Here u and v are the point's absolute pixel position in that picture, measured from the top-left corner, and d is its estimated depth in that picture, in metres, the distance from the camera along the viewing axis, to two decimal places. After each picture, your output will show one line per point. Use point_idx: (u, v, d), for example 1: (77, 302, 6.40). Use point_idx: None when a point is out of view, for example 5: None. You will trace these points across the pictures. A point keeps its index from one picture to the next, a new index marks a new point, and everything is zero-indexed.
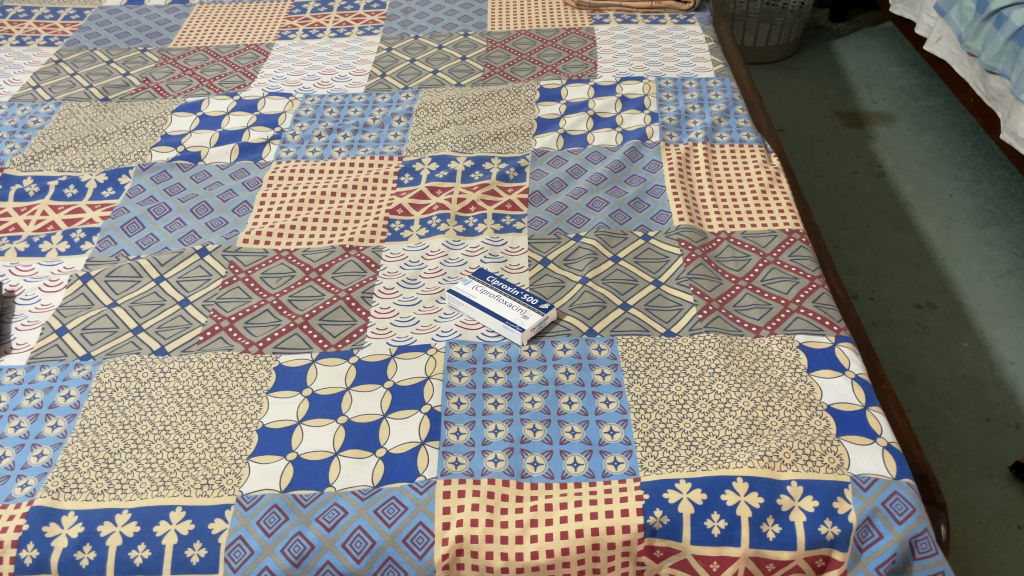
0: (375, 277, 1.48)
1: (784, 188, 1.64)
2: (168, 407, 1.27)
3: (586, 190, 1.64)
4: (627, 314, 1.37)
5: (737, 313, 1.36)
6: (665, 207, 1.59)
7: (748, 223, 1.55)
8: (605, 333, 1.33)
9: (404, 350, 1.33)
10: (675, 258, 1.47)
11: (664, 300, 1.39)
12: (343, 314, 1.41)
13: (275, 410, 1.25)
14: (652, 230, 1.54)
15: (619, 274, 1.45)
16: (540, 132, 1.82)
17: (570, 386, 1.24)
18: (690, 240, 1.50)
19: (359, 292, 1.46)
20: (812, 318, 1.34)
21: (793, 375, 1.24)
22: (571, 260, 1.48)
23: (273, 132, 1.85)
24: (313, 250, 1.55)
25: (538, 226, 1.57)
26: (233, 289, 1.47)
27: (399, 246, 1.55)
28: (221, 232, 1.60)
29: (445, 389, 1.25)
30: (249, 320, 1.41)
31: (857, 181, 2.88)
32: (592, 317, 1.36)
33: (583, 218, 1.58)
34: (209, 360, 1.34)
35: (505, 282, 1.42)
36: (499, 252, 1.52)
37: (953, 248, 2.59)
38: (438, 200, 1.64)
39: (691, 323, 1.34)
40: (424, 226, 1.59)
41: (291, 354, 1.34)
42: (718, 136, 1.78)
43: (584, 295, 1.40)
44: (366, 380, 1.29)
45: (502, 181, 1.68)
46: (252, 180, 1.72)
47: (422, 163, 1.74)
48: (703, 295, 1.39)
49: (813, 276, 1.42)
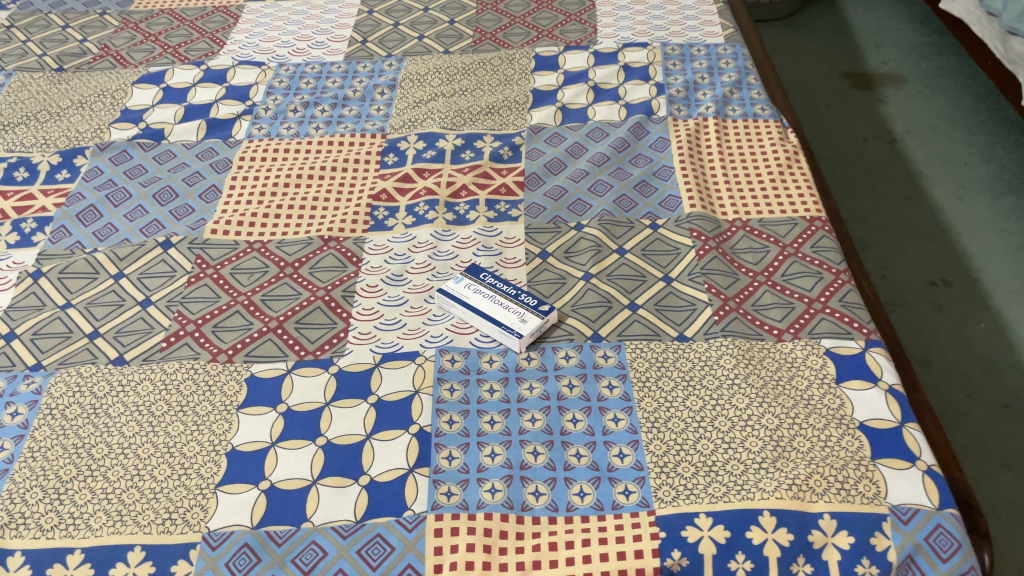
0: (358, 273, 1.35)
1: (803, 169, 1.50)
2: (126, 427, 1.14)
3: (587, 172, 1.50)
4: (635, 315, 1.24)
5: (756, 315, 1.23)
6: (674, 191, 1.45)
7: (765, 209, 1.42)
8: (612, 338, 1.20)
9: (390, 359, 1.20)
10: (686, 250, 1.34)
11: (676, 299, 1.26)
12: (322, 316, 1.28)
13: (246, 430, 1.12)
14: (660, 218, 1.41)
15: (626, 269, 1.31)
16: (537, 105, 1.67)
17: (574, 402, 1.12)
18: (702, 229, 1.37)
19: (339, 291, 1.32)
20: (838, 320, 1.22)
21: (820, 387, 1.12)
22: (572, 253, 1.35)
23: (244, 107, 1.69)
24: (288, 242, 1.41)
25: (536, 214, 1.43)
26: (200, 287, 1.34)
27: (383, 237, 1.41)
28: (188, 222, 1.45)
29: (435, 405, 1.12)
30: (217, 323, 1.28)
31: (867, 149, 2.74)
32: (596, 320, 1.23)
33: (584, 205, 1.44)
34: (173, 371, 1.20)
35: (500, 280, 1.29)
36: (493, 244, 1.38)
37: (968, 221, 2.46)
38: (426, 184, 1.50)
39: (706, 326, 1.21)
40: (410, 213, 1.45)
41: (263, 363, 1.21)
42: (730, 110, 1.64)
43: (587, 294, 1.27)
44: (347, 394, 1.16)
45: (495, 162, 1.54)
46: (221, 162, 1.57)
47: (407, 142, 1.59)
48: (719, 293, 1.26)
49: (839, 270, 1.30)
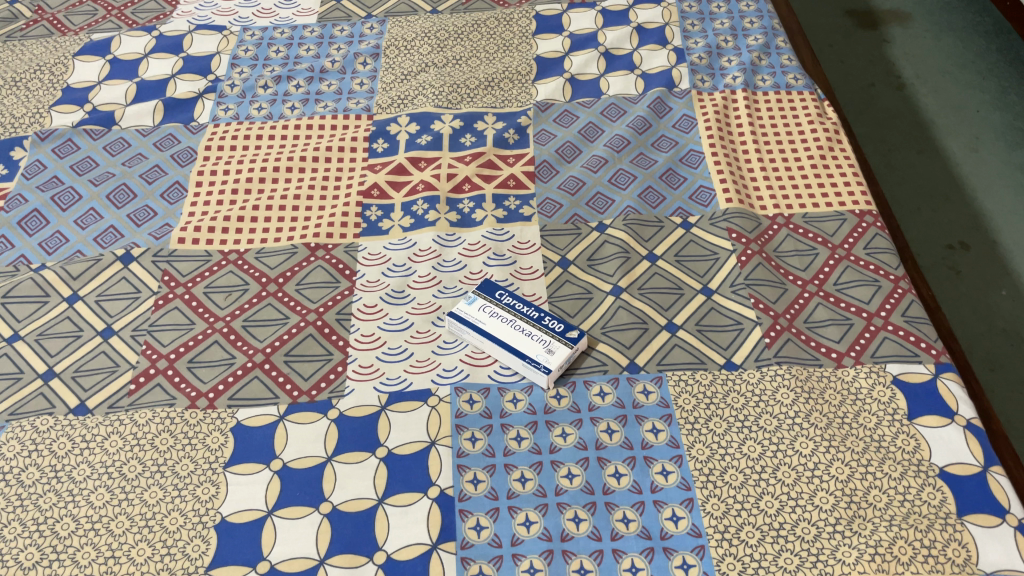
0: (352, 290, 1.18)
1: (846, 150, 1.34)
2: (94, 495, 0.97)
3: (606, 159, 1.32)
4: (675, 338, 1.09)
5: (811, 335, 1.10)
6: (706, 181, 1.29)
7: (808, 202, 1.26)
8: (651, 368, 1.06)
9: (398, 399, 1.05)
10: (726, 255, 1.19)
11: (720, 317, 1.11)
12: (315, 347, 1.11)
13: (238, 494, 0.97)
14: (692, 215, 1.25)
15: (660, 280, 1.16)
16: (541, 76, 1.48)
17: (615, 451, 0.98)
18: (741, 229, 1.21)
19: (333, 313, 1.15)
20: (902, 340, 1.08)
21: (891, 425, 1.00)
22: (597, 261, 1.19)
23: (206, 82, 1.48)
24: (269, 252, 1.23)
25: (551, 212, 1.26)
26: (169, 312, 1.15)
27: (379, 244, 1.24)
28: (149, 228, 1.26)
29: (456, 461, 0.97)
30: (193, 357, 1.10)
31: (875, 96, 2.50)
32: (631, 345, 1.08)
33: (605, 200, 1.27)
34: (146, 422, 1.03)
35: (519, 298, 1.12)
36: (505, 251, 1.22)
37: (983, 175, 2.25)
38: (423, 176, 1.32)
39: (756, 350, 1.07)
40: (408, 213, 1.27)
41: (250, 408, 1.05)
42: (759, 79, 1.46)
43: (618, 314, 1.12)
44: (353, 446, 1.00)
45: (500, 148, 1.36)
46: (183, 152, 1.37)
47: (398, 125, 1.40)
48: (767, 309, 1.12)
49: (897, 277, 1.16)
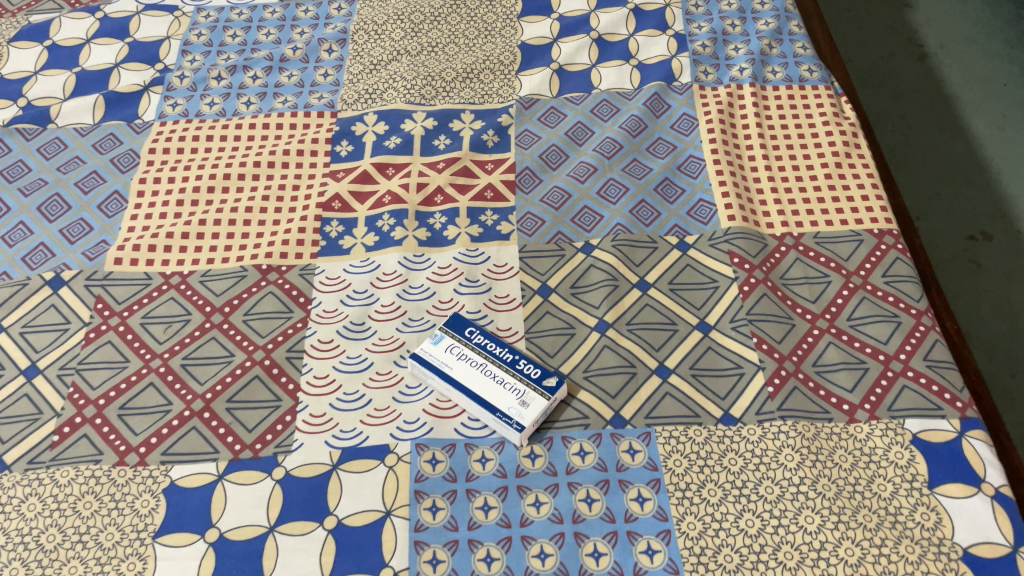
0: (306, 322, 1.05)
1: (864, 157, 1.19)
2: (6, 570, 0.86)
3: (595, 167, 1.18)
4: (667, 386, 0.97)
5: (820, 382, 0.97)
6: (707, 193, 1.15)
7: (821, 219, 1.12)
8: (638, 423, 0.93)
9: (351, 456, 0.93)
10: (726, 284, 1.05)
11: (718, 360, 0.99)
12: (262, 391, 0.99)
13: (167, 572, 0.86)
14: (690, 234, 1.11)
15: (651, 314, 1.03)
16: (526, 66, 1.33)
17: (594, 526, 0.86)
18: (744, 253, 1.07)
19: (283, 350, 1.02)
20: (924, 390, 0.95)
21: (909, 495, 0.87)
22: (581, 289, 1.06)
23: (153, 73, 1.33)
24: (215, 275, 1.10)
25: (532, 229, 1.12)
26: (101, 347, 1.03)
27: (338, 266, 1.11)
28: (83, 246, 1.13)
29: (414, 535, 0.86)
30: (125, 403, 0.98)
31: (896, 67, 2.16)
32: (616, 395, 0.96)
33: (593, 215, 1.13)
34: (67, 481, 0.92)
35: (492, 337, 0.99)
36: (479, 275, 1.08)
37: (1012, 156, 1.95)
38: (390, 186, 1.18)
39: (757, 402, 0.95)
40: (372, 229, 1.14)
41: (186, 467, 0.93)
42: (769, 71, 1.31)
43: (603, 355, 0.99)
44: (298, 514, 0.89)
45: (477, 152, 1.22)
46: (124, 155, 1.23)
47: (364, 124, 1.26)
48: (772, 350, 0.99)
49: (919, 312, 1.02)
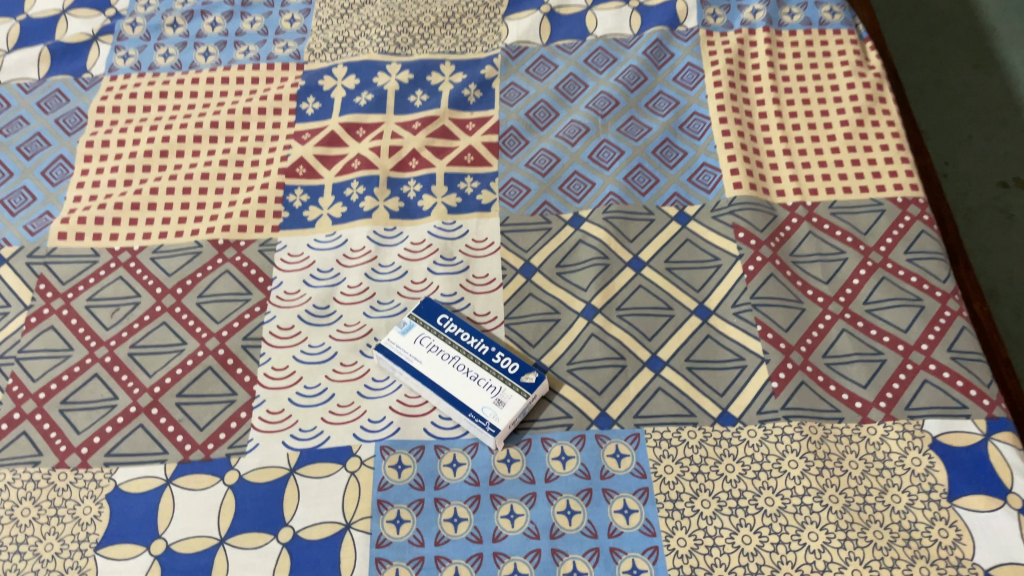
0: (265, 305, 0.96)
1: (889, 113, 1.06)
2: None
3: (587, 127, 1.07)
4: (659, 380, 0.87)
5: (831, 376, 0.87)
6: (711, 156, 1.03)
7: (838, 186, 1.01)
8: (626, 423, 0.84)
9: (311, 459, 0.85)
10: (729, 263, 0.95)
11: (717, 351, 0.89)
12: (215, 383, 0.90)
13: None
14: (691, 204, 1.00)
15: (644, 297, 0.93)
16: (514, 9, 1.19)
17: (573, 542, 0.78)
18: (750, 227, 0.96)
19: (239, 337, 0.93)
20: (947, 385, 0.85)
21: (926, 508, 0.78)
22: (568, 268, 0.96)
23: (104, 20, 1.21)
24: (168, 251, 1.01)
25: (516, 198, 1.02)
26: (43, 334, 0.95)
27: (302, 240, 1.01)
28: (26, 219, 1.04)
29: (375, 551, 0.78)
30: (67, 397, 0.90)
31: None
32: (603, 391, 0.86)
33: (583, 182, 1.02)
34: (4, 486, 0.85)
35: (466, 324, 0.90)
36: (455, 252, 0.98)
37: None
38: (360, 149, 1.07)
39: (759, 399, 0.85)
40: (339, 198, 1.04)
41: (131, 470, 0.85)
42: (785, 14, 1.17)
43: (589, 345, 0.89)
44: (251, 525, 0.81)
45: (457, 109, 1.10)
46: (71, 114, 1.12)
47: (334, 78, 1.14)
48: (778, 340, 0.89)
49: (945, 294, 0.91)
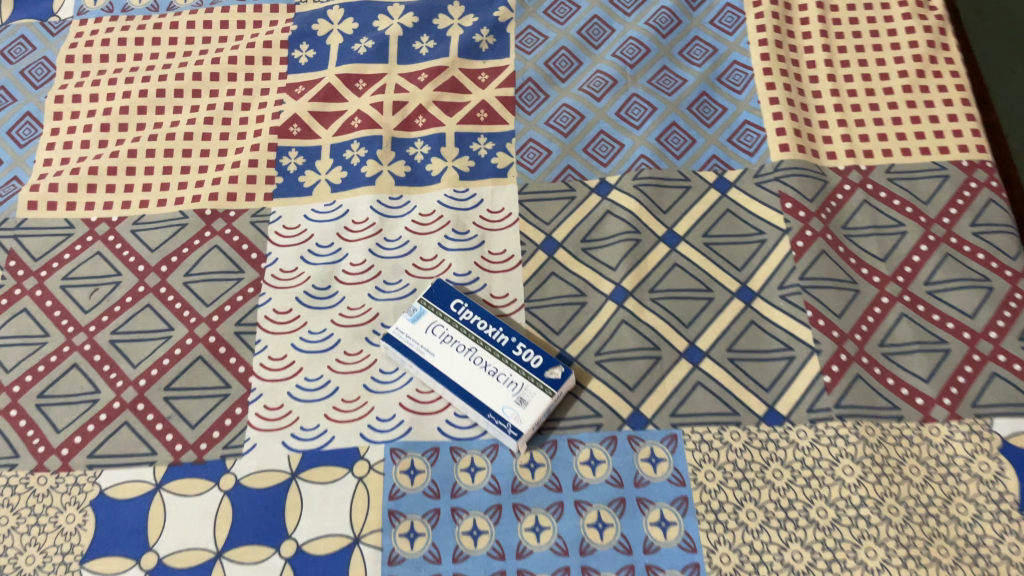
0: (259, 286, 0.86)
1: (954, 62, 0.94)
2: None
3: (614, 79, 0.95)
4: (698, 374, 0.78)
5: (889, 368, 0.78)
6: (753, 113, 0.92)
7: (897, 147, 0.90)
8: (662, 422, 0.76)
9: (314, 463, 0.77)
10: (775, 237, 0.85)
11: (762, 339, 0.80)
12: (206, 375, 0.82)
13: None
14: (732, 168, 0.89)
15: (680, 277, 0.83)
16: None
17: (606, 559, 0.71)
18: (798, 196, 0.86)
19: (231, 323, 0.84)
20: (1018, 380, 0.77)
21: (995, 521, 0.71)
22: (595, 244, 0.86)
23: None
24: (150, 223, 0.91)
25: (535, 161, 0.91)
26: (14, 318, 0.86)
27: (298, 210, 0.91)
28: None
29: (387, 569, 0.71)
30: (44, 390, 0.82)
31: None
32: (635, 386, 0.78)
33: (610, 143, 0.91)
34: None
35: (482, 311, 0.81)
36: (469, 225, 0.88)
37: None
38: (360, 104, 0.96)
39: (810, 396, 0.77)
40: (338, 162, 0.93)
41: (117, 473, 0.78)
42: None
43: (619, 333, 0.80)
44: (250, 537, 0.74)
45: (468, 57, 0.98)
46: (38, 65, 1.01)
47: (328, 22, 1.02)
48: (830, 328, 0.80)
49: (1016, 274, 0.82)
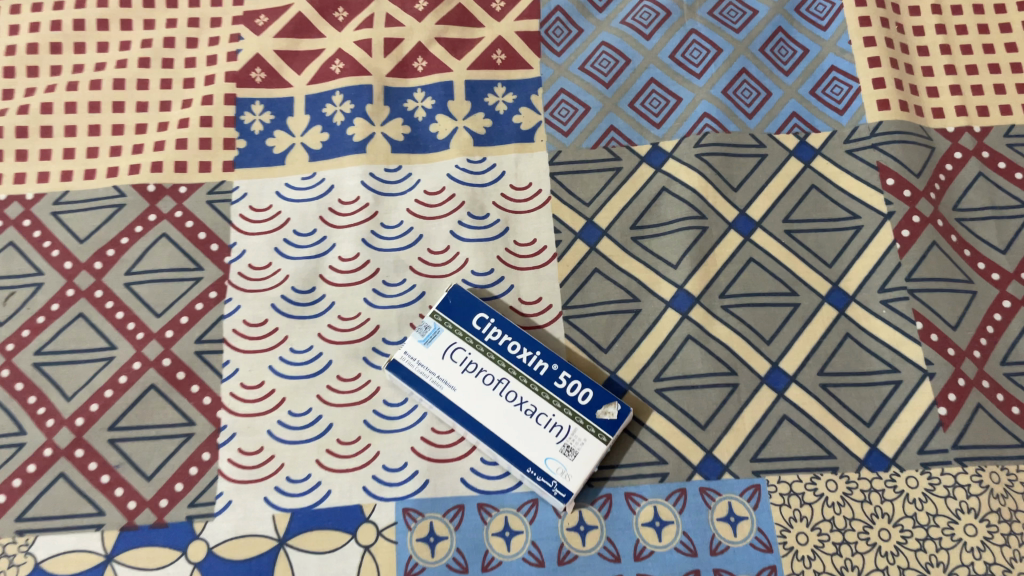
0: (222, 289, 0.68)
1: None
2: None
3: (665, 11, 0.76)
4: (783, 404, 0.63)
5: (1013, 393, 0.63)
6: (839, 56, 0.74)
7: (1016, 102, 0.72)
8: (741, 470, 0.62)
9: (306, 525, 0.61)
10: (874, 224, 0.68)
11: (860, 359, 0.64)
12: (163, 409, 0.64)
13: None
14: (817, 128, 0.71)
15: (757, 276, 0.67)
16: None
17: None
18: (902, 169, 0.69)
19: (190, 340, 0.66)
20: None
21: None
22: (649, 232, 0.69)
23: None
24: (77, 205, 0.71)
25: (569, 119, 0.72)
26: None
27: (268, 185, 0.71)
28: None
29: None
30: None
31: None
32: (707, 424, 0.63)
33: (664, 96, 0.73)
34: None
35: (512, 326, 0.63)
36: (487, 206, 0.69)
37: None
38: (341, 42, 0.76)
39: (921, 433, 0.62)
40: (316, 119, 0.73)
41: (56, 541, 0.61)
42: None
43: (685, 353, 0.65)
44: None
45: None
46: None
47: None
48: (945, 344, 0.64)
49: None
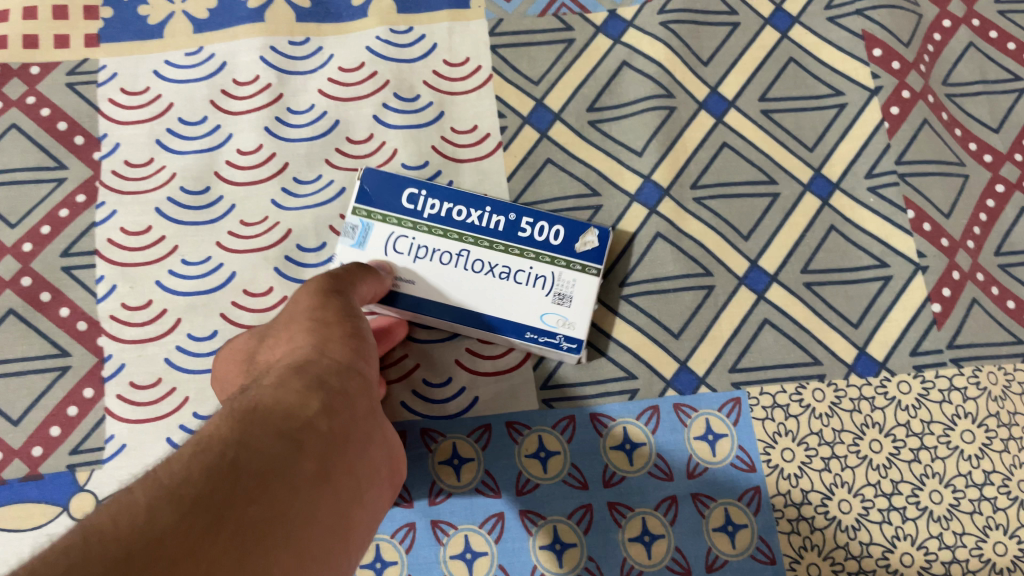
0: (92, 192, 0.55)
1: None
2: None
3: None
4: (763, 307, 0.56)
5: (1009, 287, 0.57)
6: None
7: None
8: (719, 382, 0.54)
9: None
10: (859, 101, 0.60)
11: (848, 253, 0.57)
12: (26, 341, 0.52)
13: None
14: None
15: (732, 163, 0.58)
16: None
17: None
18: (889, 39, 0.61)
19: (55, 254, 0.54)
20: None
21: None
22: (608, 114, 0.59)
23: None
24: None
25: None
26: None
27: (143, 63, 0.58)
28: None
29: None
30: None
31: None
32: (681, 333, 0.55)
33: None
34: None
35: (445, 188, 0.53)
36: (417, 86, 0.58)
37: None
38: None
39: (914, 333, 0.56)
40: None
41: None
42: None
43: (654, 253, 0.56)
44: None
45: None
46: None
47: None
48: (938, 235, 0.58)
49: None
